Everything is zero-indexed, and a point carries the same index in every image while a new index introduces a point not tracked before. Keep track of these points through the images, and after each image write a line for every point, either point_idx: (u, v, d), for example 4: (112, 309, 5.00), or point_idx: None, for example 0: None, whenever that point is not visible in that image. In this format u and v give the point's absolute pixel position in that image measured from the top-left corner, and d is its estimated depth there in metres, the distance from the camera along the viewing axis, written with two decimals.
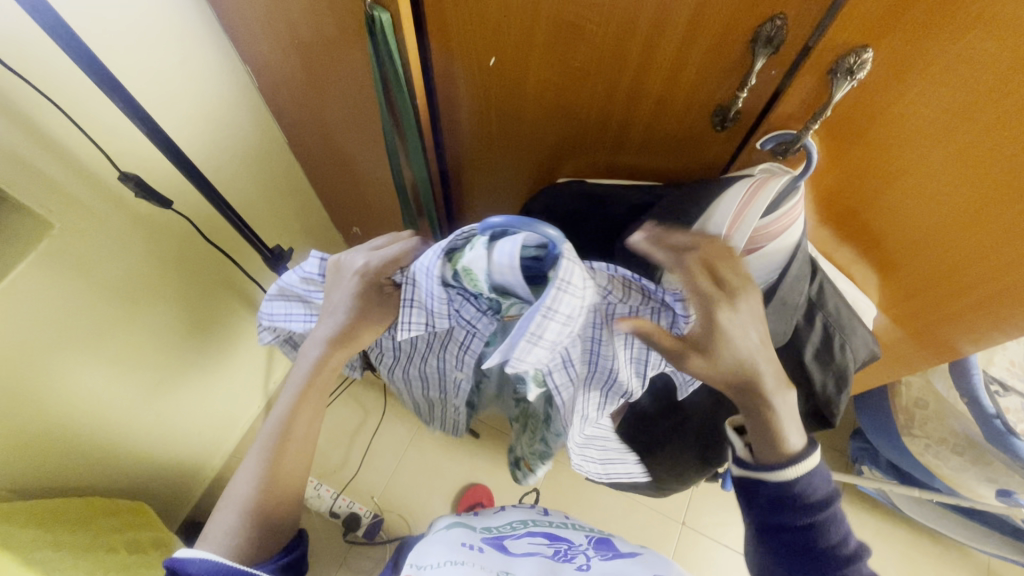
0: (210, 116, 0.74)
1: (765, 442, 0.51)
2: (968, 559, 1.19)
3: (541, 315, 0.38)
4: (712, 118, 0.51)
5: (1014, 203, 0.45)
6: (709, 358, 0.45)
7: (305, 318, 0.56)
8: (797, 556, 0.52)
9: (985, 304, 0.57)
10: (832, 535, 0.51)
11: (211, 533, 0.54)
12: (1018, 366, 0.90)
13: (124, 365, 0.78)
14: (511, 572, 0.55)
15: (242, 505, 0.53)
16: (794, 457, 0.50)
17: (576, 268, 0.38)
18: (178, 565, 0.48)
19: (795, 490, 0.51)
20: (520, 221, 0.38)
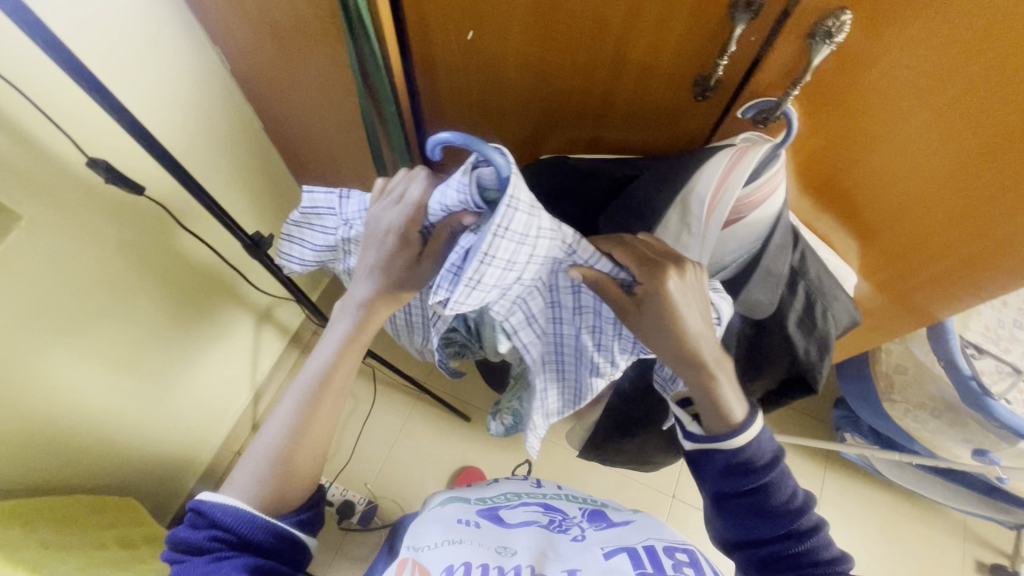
0: (184, 100, 0.73)
1: (711, 413, 0.54)
2: (947, 519, 1.24)
3: (492, 233, 0.39)
4: (694, 88, 0.51)
5: (990, 163, 0.46)
6: (655, 322, 0.47)
7: (302, 260, 0.60)
8: (752, 519, 0.54)
9: (958, 270, 0.59)
10: (781, 493, 0.54)
11: (237, 480, 0.54)
12: (992, 330, 0.94)
13: (118, 348, 0.80)
14: (508, 546, 0.58)
15: (272, 454, 0.54)
16: (741, 427, 0.53)
17: (515, 212, 0.39)
18: (203, 505, 0.51)
19: (744, 455, 0.54)
20: (463, 139, 0.37)
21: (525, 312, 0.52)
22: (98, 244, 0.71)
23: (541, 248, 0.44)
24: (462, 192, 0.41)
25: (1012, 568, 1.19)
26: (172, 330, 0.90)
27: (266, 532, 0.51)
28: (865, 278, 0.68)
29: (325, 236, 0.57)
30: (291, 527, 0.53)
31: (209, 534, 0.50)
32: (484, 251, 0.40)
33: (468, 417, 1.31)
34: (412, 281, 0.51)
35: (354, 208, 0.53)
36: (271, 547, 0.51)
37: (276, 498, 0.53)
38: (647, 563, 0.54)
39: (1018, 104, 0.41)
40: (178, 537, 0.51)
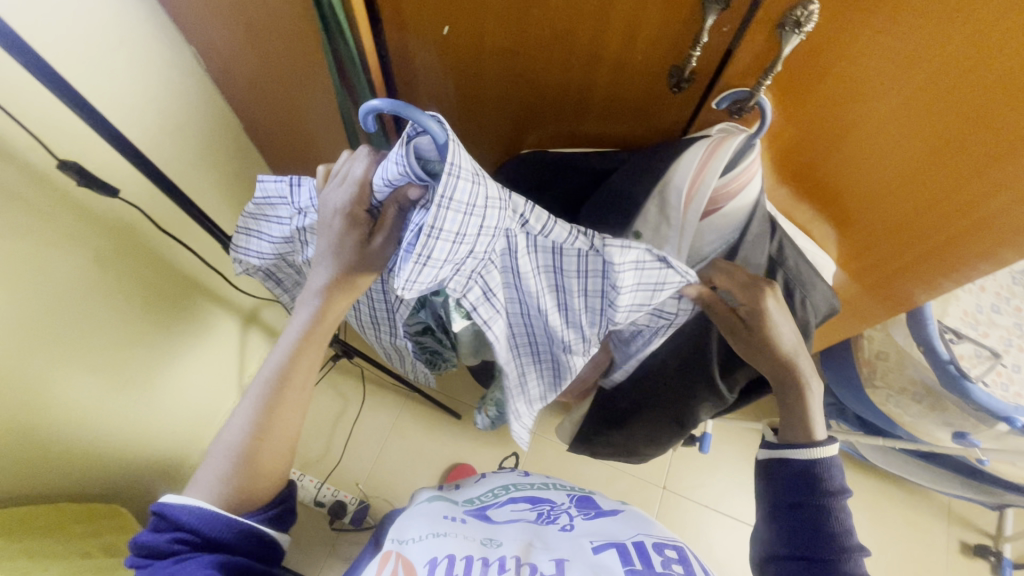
0: (159, 101, 0.72)
1: (795, 423, 0.59)
2: (932, 501, 1.26)
3: (438, 205, 0.39)
4: (669, 79, 0.51)
5: (957, 149, 0.47)
6: (760, 333, 0.54)
7: (259, 252, 0.62)
8: (803, 536, 0.56)
9: (931, 256, 0.60)
10: (840, 524, 0.55)
11: (201, 478, 0.54)
12: (969, 315, 0.96)
13: (98, 354, 0.79)
14: (493, 538, 0.58)
15: (234, 450, 0.54)
16: (821, 442, 0.58)
17: (456, 180, 0.39)
18: (164, 508, 0.51)
19: (816, 472, 0.57)
20: (398, 106, 0.38)
21: (484, 286, 0.50)
22: (75, 251, 0.70)
23: (492, 221, 0.44)
24: (402, 164, 0.42)
25: (996, 548, 1.21)
26: (154, 335, 0.89)
27: (232, 529, 0.51)
28: (843, 266, 0.69)
29: (281, 226, 0.58)
30: (259, 524, 0.53)
31: (172, 535, 0.50)
32: (432, 223, 0.40)
33: (459, 415, 1.31)
34: (365, 262, 0.51)
35: (306, 195, 0.54)
36: (238, 544, 0.51)
37: (244, 493, 0.53)
38: (637, 561, 0.52)
39: (986, 82, 0.42)
40: (140, 542, 0.50)
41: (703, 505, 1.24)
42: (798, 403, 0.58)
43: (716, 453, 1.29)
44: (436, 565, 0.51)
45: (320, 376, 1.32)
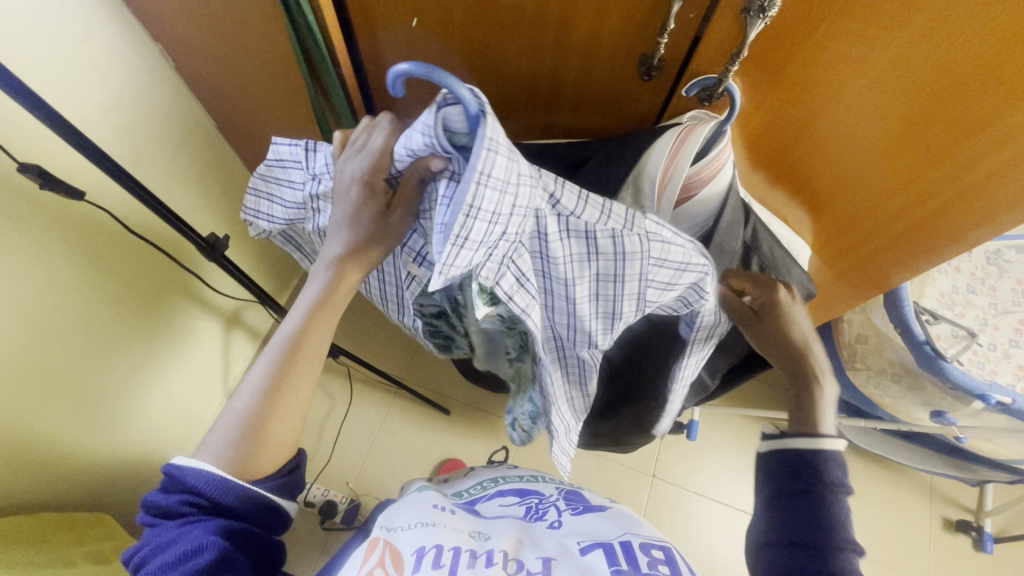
0: (125, 99, 0.70)
1: (801, 411, 0.57)
2: (915, 480, 1.29)
3: (475, 182, 0.37)
4: (638, 68, 0.51)
5: (926, 130, 0.48)
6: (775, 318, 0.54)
7: (270, 216, 0.60)
8: (799, 527, 0.51)
9: (902, 239, 0.61)
10: (838, 516, 0.50)
11: (210, 444, 0.53)
12: (945, 296, 0.99)
13: (76, 361, 0.78)
14: (483, 532, 0.55)
15: (241, 418, 0.52)
16: (827, 434, 0.54)
17: (494, 154, 0.37)
18: (176, 470, 0.51)
19: (818, 461, 0.52)
20: (421, 70, 0.34)
21: (519, 270, 0.47)
22: (52, 259, 0.69)
23: (525, 198, 0.41)
24: (429, 134, 0.40)
25: (977, 524, 1.24)
26: (134, 340, 0.88)
27: (237, 499, 0.50)
28: (818, 251, 0.69)
29: (294, 192, 0.56)
30: (266, 492, 0.52)
31: (182, 498, 0.50)
32: (469, 200, 0.38)
33: (448, 410, 1.31)
34: (381, 234, 0.50)
35: (321, 160, 0.51)
36: (246, 512, 0.51)
37: (248, 462, 0.52)
38: (623, 561, 0.49)
39: (950, 60, 0.42)
40: (154, 499, 0.51)
41: (692, 492, 1.26)
42: (807, 398, 0.56)
43: (704, 440, 1.30)
44: (423, 555, 0.49)
45: None
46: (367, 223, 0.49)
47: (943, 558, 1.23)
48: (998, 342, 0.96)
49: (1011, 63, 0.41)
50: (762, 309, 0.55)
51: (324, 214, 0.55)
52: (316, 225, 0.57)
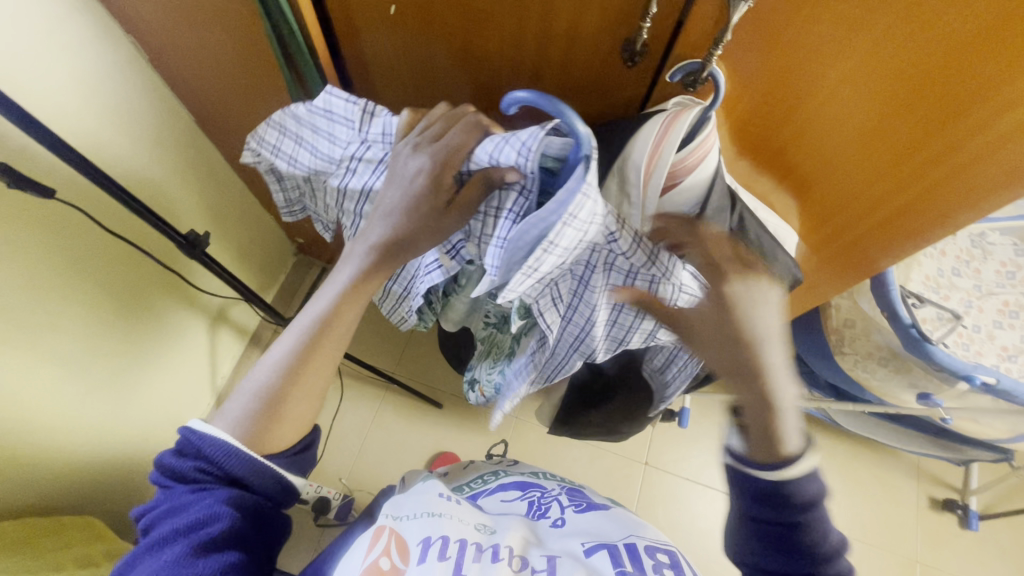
0: (97, 92, 0.68)
1: (766, 439, 0.46)
2: (902, 461, 1.31)
3: (562, 220, 0.42)
4: (622, 54, 0.50)
5: (912, 112, 0.48)
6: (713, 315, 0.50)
7: (290, 156, 0.61)
8: (777, 548, 0.49)
9: (888, 223, 0.61)
10: (813, 535, 0.48)
11: (227, 412, 0.52)
12: (932, 280, 1.00)
13: (56, 364, 0.76)
14: (491, 527, 0.53)
15: (261, 391, 0.51)
16: (790, 461, 0.46)
17: (586, 201, 0.41)
18: (192, 434, 0.49)
19: (787, 490, 0.47)
20: (548, 101, 0.41)
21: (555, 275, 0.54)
22: (32, 264, 0.68)
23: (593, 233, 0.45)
24: (524, 155, 0.42)
25: (963, 502, 1.27)
26: (118, 341, 0.86)
27: (253, 471, 0.50)
28: (805, 237, 0.69)
29: (331, 146, 0.58)
30: (279, 468, 0.52)
31: (195, 465, 0.49)
32: (553, 237, 0.42)
33: (440, 404, 1.30)
34: (435, 229, 0.51)
35: (379, 127, 0.54)
36: (258, 485, 0.50)
37: (263, 437, 0.51)
38: (628, 563, 0.47)
39: (944, 39, 0.41)
40: (165, 459, 0.50)
41: (684, 479, 1.27)
42: (761, 421, 0.46)
43: (695, 427, 1.31)
44: (429, 546, 0.47)
45: None
46: (422, 220, 0.51)
47: (929, 536, 1.25)
48: (983, 323, 0.97)
49: (1005, 41, 0.40)
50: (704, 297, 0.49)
51: (357, 174, 0.57)
52: (342, 183, 0.59)
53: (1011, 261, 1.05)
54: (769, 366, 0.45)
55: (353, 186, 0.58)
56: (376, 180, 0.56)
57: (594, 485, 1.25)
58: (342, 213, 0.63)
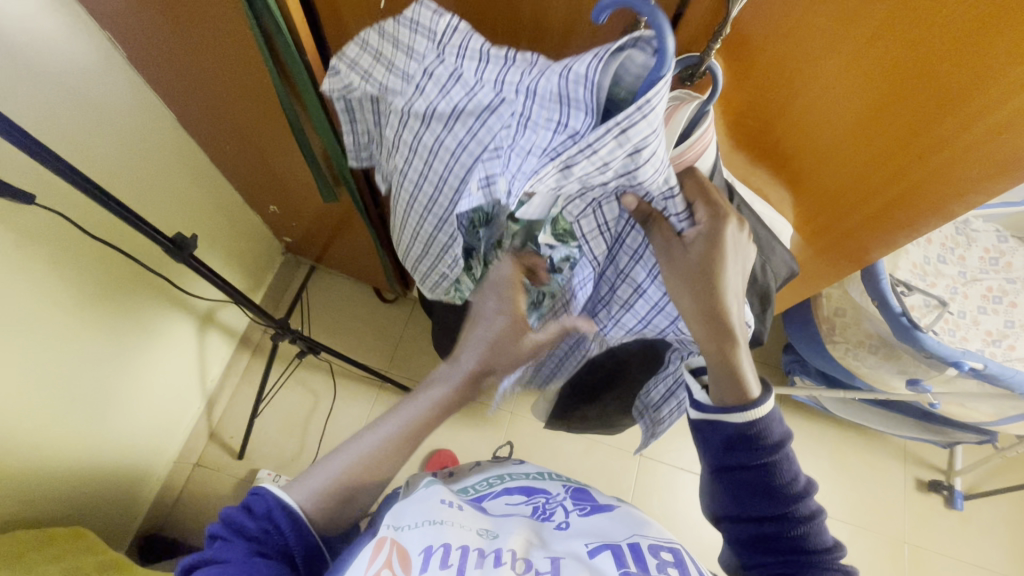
0: (74, 91, 0.65)
1: (729, 385, 0.52)
2: (890, 445, 1.34)
3: (608, 133, 0.38)
4: None
5: (908, 102, 0.48)
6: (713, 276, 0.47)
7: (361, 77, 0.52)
8: (751, 494, 0.52)
9: (880, 216, 0.62)
10: (784, 475, 0.52)
11: (309, 478, 0.56)
12: (918, 268, 1.02)
13: (36, 374, 0.73)
14: (494, 531, 0.53)
15: (347, 469, 0.57)
16: (756, 402, 0.51)
17: (638, 121, 0.37)
18: (269, 497, 0.52)
19: (752, 432, 0.52)
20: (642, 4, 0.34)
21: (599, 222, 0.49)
22: (10, 272, 0.65)
23: (638, 171, 0.41)
24: (598, 63, 0.37)
25: (948, 483, 1.30)
26: (102, 348, 0.84)
27: (307, 549, 0.52)
28: (799, 229, 0.70)
29: (406, 65, 0.49)
30: (323, 552, 0.54)
31: (263, 523, 0.51)
32: (590, 137, 0.38)
33: None
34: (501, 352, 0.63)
35: (457, 40, 0.46)
36: (303, 564, 0.52)
37: (334, 512, 0.56)
38: (631, 563, 0.47)
39: (942, 30, 0.41)
40: (232, 514, 0.51)
41: (679, 468, 1.28)
42: (725, 367, 0.51)
43: None
44: (431, 555, 0.46)
45: (288, 373, 1.29)
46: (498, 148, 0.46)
47: (917, 517, 1.28)
48: (968, 309, 0.99)
49: (1002, 32, 0.40)
50: (693, 243, 0.47)
51: (425, 94, 0.49)
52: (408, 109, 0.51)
53: (994, 247, 1.07)
54: (732, 313, 0.49)
55: (417, 110, 0.50)
56: (445, 102, 0.48)
57: (591, 477, 1.26)
58: (400, 149, 0.54)
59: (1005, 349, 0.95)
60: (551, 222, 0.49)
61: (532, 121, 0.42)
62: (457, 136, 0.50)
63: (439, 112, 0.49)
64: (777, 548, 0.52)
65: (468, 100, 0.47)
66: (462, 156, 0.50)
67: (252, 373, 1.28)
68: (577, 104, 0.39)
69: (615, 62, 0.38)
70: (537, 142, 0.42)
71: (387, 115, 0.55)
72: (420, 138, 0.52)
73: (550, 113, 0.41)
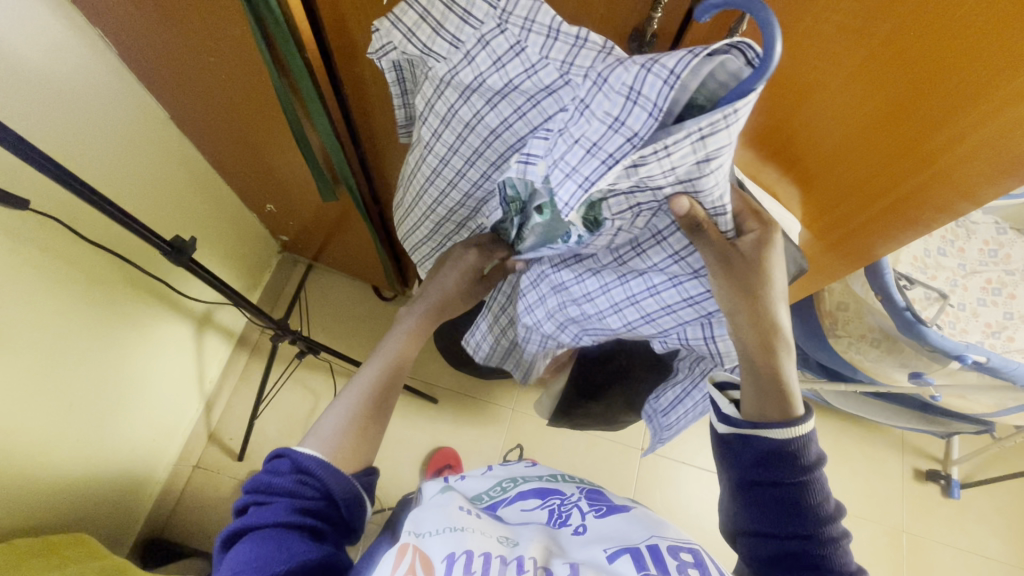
0: (65, 92, 0.64)
1: (771, 399, 0.53)
2: (887, 435, 1.35)
3: (692, 133, 0.37)
4: (630, 45, 0.49)
5: (929, 105, 0.47)
6: (762, 279, 0.50)
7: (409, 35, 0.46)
8: (775, 511, 0.53)
9: (892, 215, 0.61)
10: (813, 496, 0.52)
11: (317, 432, 0.58)
12: (918, 261, 1.02)
13: (34, 379, 0.72)
14: (513, 539, 0.53)
15: (349, 413, 0.59)
16: (800, 419, 0.52)
17: (720, 132, 0.37)
18: (290, 453, 0.53)
19: (788, 451, 0.52)
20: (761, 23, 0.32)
21: (633, 222, 0.49)
22: (5, 277, 0.63)
23: (693, 176, 0.42)
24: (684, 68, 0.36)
25: (945, 473, 1.32)
26: (99, 352, 0.82)
27: (341, 487, 0.53)
28: (807, 226, 0.69)
29: (460, 31, 0.44)
30: (358, 488, 0.54)
31: (295, 479, 0.51)
32: (668, 140, 0.38)
33: (435, 399, 1.29)
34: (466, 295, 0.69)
35: (525, 11, 0.41)
36: (339, 502, 0.53)
37: (343, 459, 0.56)
38: (652, 566, 0.48)
39: (961, 29, 0.40)
40: (259, 478, 0.52)
41: (680, 463, 1.29)
42: (773, 377, 0.53)
43: None
44: (454, 562, 0.46)
45: (288, 373, 1.28)
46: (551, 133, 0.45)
47: (914, 506, 1.30)
48: (968, 301, 1.00)
49: (1007, 38, 0.40)
50: (747, 248, 0.49)
51: (475, 63, 0.45)
52: (458, 79, 0.47)
53: (993, 239, 1.07)
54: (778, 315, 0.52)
55: (461, 80, 0.47)
56: (499, 76, 0.45)
57: (593, 472, 1.26)
58: (431, 117, 0.52)
59: (1004, 341, 0.96)
60: (587, 205, 0.46)
61: (591, 108, 0.40)
62: (501, 114, 0.48)
63: (487, 87, 0.46)
64: (797, 566, 0.52)
65: (527, 78, 0.44)
66: (504, 133, 0.50)
67: (250, 372, 1.27)
68: (643, 103, 0.37)
69: (706, 67, 0.37)
70: (588, 132, 0.40)
71: (421, 82, 0.51)
72: (456, 111, 0.50)
73: (611, 106, 0.39)
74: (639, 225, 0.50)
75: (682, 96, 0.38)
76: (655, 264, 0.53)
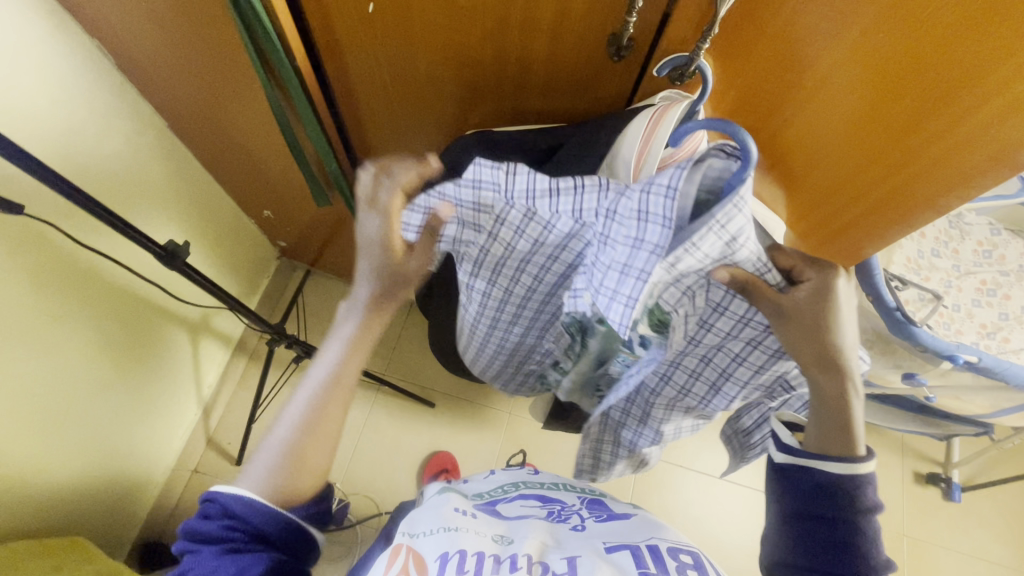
0: (60, 99, 0.65)
1: (834, 436, 0.52)
2: (887, 438, 1.35)
3: (707, 225, 0.37)
4: (608, 48, 0.50)
5: (923, 86, 0.46)
6: (817, 328, 0.48)
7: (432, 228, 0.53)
8: (821, 549, 0.52)
9: (874, 212, 0.61)
10: (864, 543, 0.52)
11: (251, 472, 0.52)
12: (912, 262, 1.02)
13: (32, 382, 0.73)
14: (509, 536, 0.53)
15: (282, 447, 0.52)
16: (860, 457, 0.52)
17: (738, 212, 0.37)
18: (216, 496, 0.50)
19: (845, 490, 0.52)
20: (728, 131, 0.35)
21: (693, 308, 0.50)
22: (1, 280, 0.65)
23: (732, 252, 0.41)
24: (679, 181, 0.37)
25: (945, 475, 1.31)
26: (97, 355, 0.83)
27: (275, 523, 0.50)
28: (791, 227, 0.69)
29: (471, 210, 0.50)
30: (299, 520, 0.51)
31: (223, 523, 0.49)
32: (693, 238, 0.38)
33: (433, 403, 1.29)
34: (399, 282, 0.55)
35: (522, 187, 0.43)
36: (276, 538, 0.50)
37: (287, 491, 0.51)
38: (650, 564, 0.48)
39: (947, 7, 0.40)
40: (190, 525, 0.49)
41: (677, 466, 1.28)
42: (838, 417, 0.52)
43: None
44: (447, 561, 0.47)
45: (286, 377, 1.29)
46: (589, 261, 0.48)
47: (914, 508, 1.29)
48: (962, 302, 1.00)
49: (998, 11, 0.39)
50: (801, 298, 0.47)
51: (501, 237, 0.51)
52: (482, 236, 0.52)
53: (987, 240, 1.07)
54: (836, 357, 0.50)
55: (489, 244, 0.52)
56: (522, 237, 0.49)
57: None
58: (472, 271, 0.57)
59: (999, 342, 0.96)
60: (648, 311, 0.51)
61: (611, 239, 0.42)
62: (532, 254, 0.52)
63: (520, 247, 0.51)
64: None
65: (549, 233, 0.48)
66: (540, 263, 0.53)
67: (249, 377, 1.28)
68: (653, 219, 0.38)
69: (701, 169, 0.37)
70: (617, 258, 0.42)
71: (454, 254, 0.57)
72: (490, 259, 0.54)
73: (628, 230, 0.40)
74: (699, 303, 0.50)
75: (686, 200, 0.38)
76: (727, 337, 0.53)
